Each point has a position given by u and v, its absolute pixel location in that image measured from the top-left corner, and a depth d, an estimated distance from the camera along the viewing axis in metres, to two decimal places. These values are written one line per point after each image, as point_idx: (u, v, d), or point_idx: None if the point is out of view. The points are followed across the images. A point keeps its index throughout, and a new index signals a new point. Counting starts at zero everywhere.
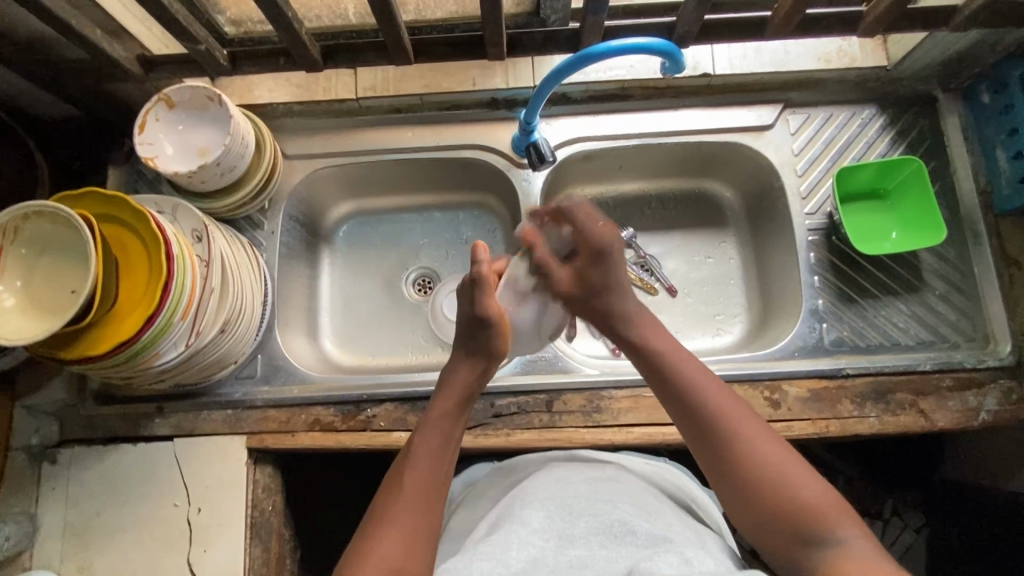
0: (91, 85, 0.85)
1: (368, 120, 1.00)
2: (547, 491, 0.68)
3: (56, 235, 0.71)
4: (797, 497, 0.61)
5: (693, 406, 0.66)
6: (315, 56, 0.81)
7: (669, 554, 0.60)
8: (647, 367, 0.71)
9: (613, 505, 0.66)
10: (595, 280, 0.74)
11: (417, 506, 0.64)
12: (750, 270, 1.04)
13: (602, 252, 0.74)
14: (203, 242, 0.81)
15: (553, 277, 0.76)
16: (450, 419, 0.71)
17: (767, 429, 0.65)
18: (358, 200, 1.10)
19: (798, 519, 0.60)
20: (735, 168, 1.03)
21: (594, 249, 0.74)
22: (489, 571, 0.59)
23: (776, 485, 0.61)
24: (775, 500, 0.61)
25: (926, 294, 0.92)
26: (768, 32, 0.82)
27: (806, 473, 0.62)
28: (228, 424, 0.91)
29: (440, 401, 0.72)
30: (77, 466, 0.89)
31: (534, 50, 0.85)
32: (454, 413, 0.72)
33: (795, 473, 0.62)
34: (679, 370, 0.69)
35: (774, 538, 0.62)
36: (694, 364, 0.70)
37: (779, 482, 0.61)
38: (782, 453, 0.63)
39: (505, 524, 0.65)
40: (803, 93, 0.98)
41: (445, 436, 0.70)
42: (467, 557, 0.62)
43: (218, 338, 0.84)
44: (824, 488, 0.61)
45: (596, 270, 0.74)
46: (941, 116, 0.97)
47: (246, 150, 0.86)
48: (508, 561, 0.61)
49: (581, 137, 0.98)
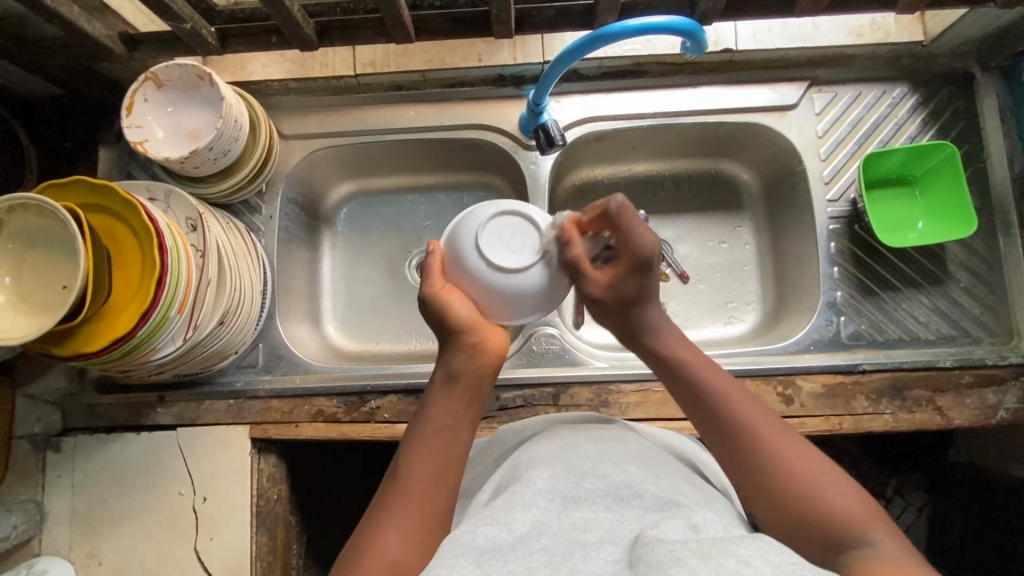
0: (75, 63, 0.81)
1: (367, 97, 0.95)
2: (554, 453, 0.62)
3: (43, 228, 0.68)
4: (829, 505, 0.55)
5: (715, 413, 0.62)
6: (309, 35, 0.76)
7: (676, 519, 0.53)
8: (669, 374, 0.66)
9: (620, 467, 0.59)
10: (630, 291, 0.67)
11: (418, 498, 0.58)
12: (766, 256, 1.00)
13: (645, 265, 0.67)
14: (198, 231, 0.78)
15: (586, 278, 0.67)
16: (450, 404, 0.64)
17: (797, 435, 0.60)
18: (359, 180, 1.06)
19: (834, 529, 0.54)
20: (754, 149, 0.98)
21: (637, 261, 0.66)
22: (493, 536, 0.52)
23: (809, 496, 0.56)
24: (808, 510, 0.55)
25: (950, 287, 0.88)
26: (797, 8, 0.76)
27: (842, 482, 0.57)
28: (230, 414, 0.90)
29: (437, 391, 0.65)
30: (80, 455, 0.89)
31: (543, 28, 0.79)
32: (454, 397, 0.65)
33: (828, 478, 0.57)
34: (692, 366, 0.65)
35: (800, 547, 0.55)
36: (715, 371, 0.65)
37: (810, 489, 0.56)
38: (813, 460, 0.58)
39: (511, 487, 0.58)
40: (830, 70, 0.92)
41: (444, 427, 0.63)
42: (471, 522, 0.55)
43: (217, 330, 0.82)
44: (855, 493, 0.56)
45: (634, 280, 0.67)
46: (977, 96, 0.91)
47: (240, 132, 0.82)
48: (512, 525, 0.53)
49: (592, 116, 0.93)
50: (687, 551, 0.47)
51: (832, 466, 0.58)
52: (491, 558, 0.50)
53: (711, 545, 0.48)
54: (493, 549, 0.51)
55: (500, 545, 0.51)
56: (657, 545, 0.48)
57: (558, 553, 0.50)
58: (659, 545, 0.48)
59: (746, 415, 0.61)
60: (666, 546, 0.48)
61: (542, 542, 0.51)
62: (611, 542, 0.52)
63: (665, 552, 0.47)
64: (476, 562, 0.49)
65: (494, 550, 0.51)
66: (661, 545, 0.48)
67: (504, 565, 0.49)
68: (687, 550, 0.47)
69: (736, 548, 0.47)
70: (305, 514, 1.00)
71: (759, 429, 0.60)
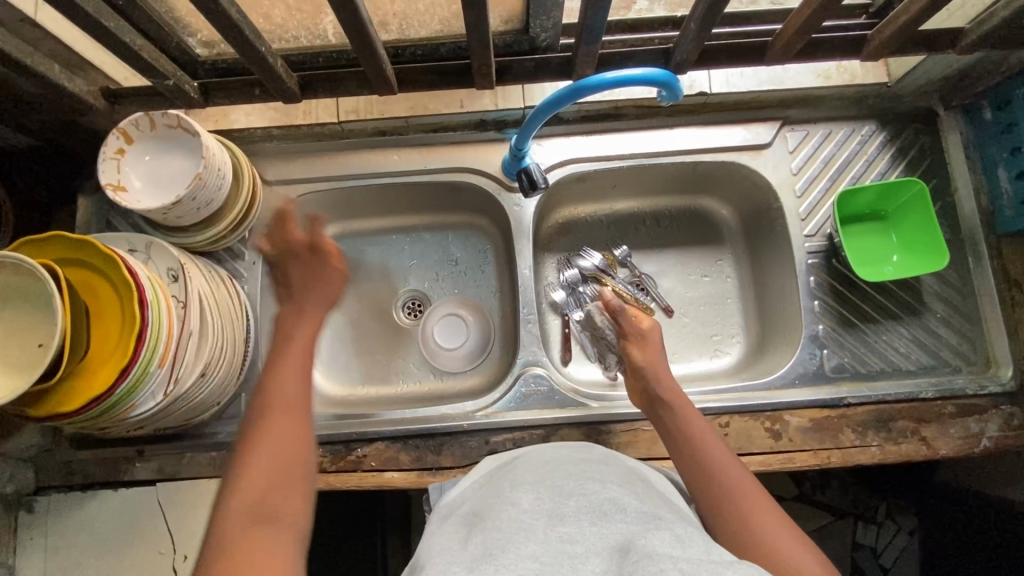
0: (52, 117, 0.80)
1: (351, 143, 0.96)
2: (538, 477, 0.62)
3: (19, 286, 0.67)
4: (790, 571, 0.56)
5: (702, 466, 0.68)
6: (292, 87, 0.77)
7: (661, 532, 0.52)
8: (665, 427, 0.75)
9: (603, 486, 0.59)
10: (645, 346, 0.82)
11: (285, 420, 0.64)
12: (747, 288, 1.02)
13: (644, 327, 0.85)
14: (180, 282, 0.77)
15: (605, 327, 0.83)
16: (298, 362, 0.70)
17: (772, 505, 0.63)
18: (344, 222, 1.06)
19: None
20: (731, 186, 1.00)
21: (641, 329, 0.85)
22: (485, 543, 0.52)
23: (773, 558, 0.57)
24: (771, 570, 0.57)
25: (927, 318, 0.90)
26: (769, 57, 0.78)
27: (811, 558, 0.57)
28: (213, 467, 0.88)
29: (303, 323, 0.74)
30: (56, 514, 0.85)
31: (524, 78, 0.81)
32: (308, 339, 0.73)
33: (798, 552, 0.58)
34: (687, 427, 0.73)
35: None
36: (707, 435, 0.72)
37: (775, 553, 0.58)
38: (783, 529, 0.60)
39: (494, 510, 0.58)
40: (801, 110, 0.95)
41: (306, 354, 0.71)
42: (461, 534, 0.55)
43: (198, 383, 0.80)
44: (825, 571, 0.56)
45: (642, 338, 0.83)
46: (942, 131, 0.94)
47: (222, 181, 0.81)
48: (498, 532, 0.53)
49: (574, 157, 0.94)
50: (678, 571, 0.46)
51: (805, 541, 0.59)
52: (483, 564, 0.49)
53: (702, 565, 0.47)
54: (482, 556, 0.50)
55: (486, 551, 0.51)
56: (648, 563, 0.47)
57: (547, 563, 0.49)
58: (650, 563, 0.47)
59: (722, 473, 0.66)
60: (657, 564, 0.46)
61: (532, 550, 0.50)
62: (597, 555, 0.50)
63: (656, 571, 0.46)
64: (468, 567, 0.50)
65: (486, 556, 0.50)
66: (652, 562, 0.47)
67: (496, 569, 0.48)
68: (677, 569, 0.46)
69: (725, 570, 0.46)
70: None
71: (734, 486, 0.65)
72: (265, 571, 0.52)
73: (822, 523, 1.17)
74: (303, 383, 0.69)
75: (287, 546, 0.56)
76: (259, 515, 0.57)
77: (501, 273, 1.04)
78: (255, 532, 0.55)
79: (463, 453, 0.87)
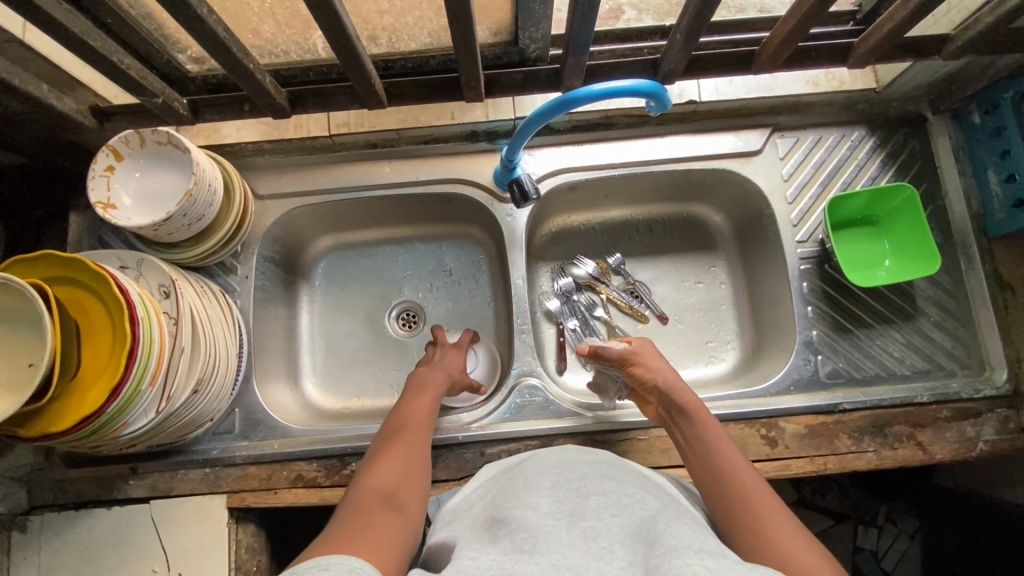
0: (41, 136, 0.80)
1: (343, 156, 0.96)
2: (552, 479, 0.62)
3: (8, 306, 0.66)
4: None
5: (722, 476, 0.67)
6: (282, 102, 0.77)
7: (685, 526, 0.52)
8: (687, 443, 0.74)
9: (620, 487, 0.59)
10: (645, 358, 0.83)
11: (411, 442, 0.73)
12: (742, 295, 1.02)
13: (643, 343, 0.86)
14: (171, 298, 0.77)
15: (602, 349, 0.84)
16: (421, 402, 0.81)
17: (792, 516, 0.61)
18: (337, 233, 1.06)
19: None
20: (723, 193, 1.00)
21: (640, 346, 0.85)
22: (518, 539, 0.52)
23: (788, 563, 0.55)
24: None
25: (920, 322, 0.90)
26: (756, 66, 0.79)
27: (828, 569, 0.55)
28: (207, 483, 0.87)
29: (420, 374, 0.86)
30: (49, 534, 0.85)
31: (512, 90, 0.81)
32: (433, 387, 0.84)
33: (816, 562, 0.55)
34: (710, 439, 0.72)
35: None
36: (731, 449, 0.70)
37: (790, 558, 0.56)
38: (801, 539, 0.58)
39: (514, 508, 0.57)
40: (791, 116, 0.95)
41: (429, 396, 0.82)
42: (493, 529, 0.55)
43: (191, 399, 0.80)
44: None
45: (643, 353, 0.83)
46: (931, 136, 0.95)
47: (213, 196, 0.81)
48: (524, 531, 0.53)
49: (565, 167, 0.95)
50: (703, 566, 0.45)
51: (823, 554, 0.57)
52: (514, 560, 0.49)
53: (727, 564, 0.47)
54: (510, 555, 0.50)
55: (513, 550, 0.51)
56: (673, 556, 0.47)
57: (575, 560, 0.49)
58: (675, 557, 0.47)
59: (741, 483, 0.65)
60: (682, 558, 0.46)
61: (558, 547, 0.50)
62: (621, 551, 0.50)
63: (681, 565, 0.45)
64: (500, 562, 0.49)
65: (517, 553, 0.50)
66: (676, 556, 0.47)
67: (527, 564, 0.48)
68: (703, 565, 0.46)
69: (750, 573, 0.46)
70: None
71: (752, 495, 0.63)
72: (388, 539, 0.56)
73: (824, 528, 1.16)
74: (428, 414, 0.79)
75: (402, 525, 0.60)
76: (381, 498, 0.63)
77: (495, 282, 1.04)
78: (379, 511, 0.61)
79: (459, 465, 0.86)
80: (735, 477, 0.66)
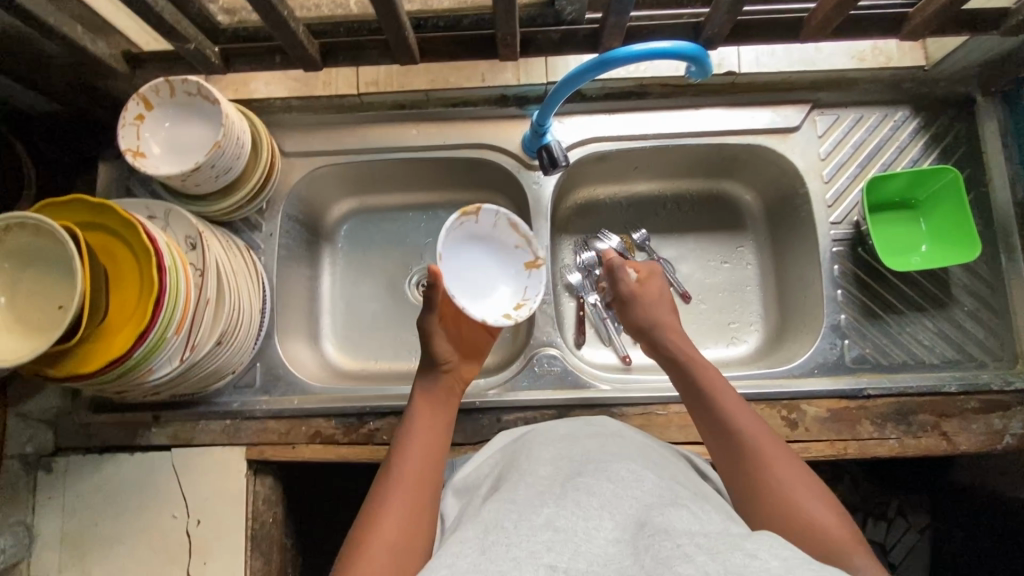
0: (74, 81, 0.80)
1: (371, 117, 0.95)
2: (558, 451, 0.62)
3: (39, 248, 0.67)
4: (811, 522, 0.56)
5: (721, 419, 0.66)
6: (314, 55, 0.76)
7: (679, 509, 0.52)
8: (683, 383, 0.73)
9: (622, 459, 0.58)
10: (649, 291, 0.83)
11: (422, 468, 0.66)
12: (768, 276, 1.00)
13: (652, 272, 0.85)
14: (198, 250, 0.77)
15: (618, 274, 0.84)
16: (430, 416, 0.72)
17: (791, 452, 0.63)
18: (361, 196, 1.05)
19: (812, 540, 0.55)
20: (756, 170, 0.98)
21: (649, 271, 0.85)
22: (502, 516, 0.52)
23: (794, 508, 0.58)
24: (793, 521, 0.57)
25: (953, 310, 0.88)
26: (803, 34, 0.76)
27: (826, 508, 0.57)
28: (226, 435, 0.88)
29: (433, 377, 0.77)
30: (73, 475, 0.87)
31: (548, 51, 0.80)
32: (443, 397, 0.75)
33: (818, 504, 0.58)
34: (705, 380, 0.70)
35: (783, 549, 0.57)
36: (725, 388, 0.69)
37: (795, 503, 0.58)
38: (802, 480, 0.60)
39: (513, 479, 0.58)
40: (833, 93, 0.92)
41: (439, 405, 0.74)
42: (501, 499, 0.55)
43: (215, 350, 0.80)
44: (840, 519, 0.57)
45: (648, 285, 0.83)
46: (978, 120, 0.91)
47: (241, 150, 0.81)
48: (521, 502, 0.53)
49: (596, 136, 0.93)
50: (694, 546, 0.46)
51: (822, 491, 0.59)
52: (495, 543, 0.49)
53: (720, 539, 0.47)
54: (495, 529, 0.50)
55: (521, 518, 0.51)
56: (663, 537, 0.47)
57: (562, 529, 0.49)
58: (665, 538, 0.47)
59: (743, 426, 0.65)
60: (673, 539, 0.47)
61: (548, 517, 0.50)
62: (611, 517, 0.50)
63: (672, 546, 0.46)
64: (479, 549, 0.49)
65: (498, 529, 0.50)
66: (667, 538, 0.47)
67: (508, 550, 0.48)
68: (694, 544, 0.46)
69: (744, 542, 0.46)
70: (297, 534, 0.98)
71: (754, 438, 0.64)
72: None
73: None
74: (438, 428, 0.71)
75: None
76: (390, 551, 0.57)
77: None
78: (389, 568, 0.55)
79: (475, 430, 0.87)
80: (737, 429, 0.65)
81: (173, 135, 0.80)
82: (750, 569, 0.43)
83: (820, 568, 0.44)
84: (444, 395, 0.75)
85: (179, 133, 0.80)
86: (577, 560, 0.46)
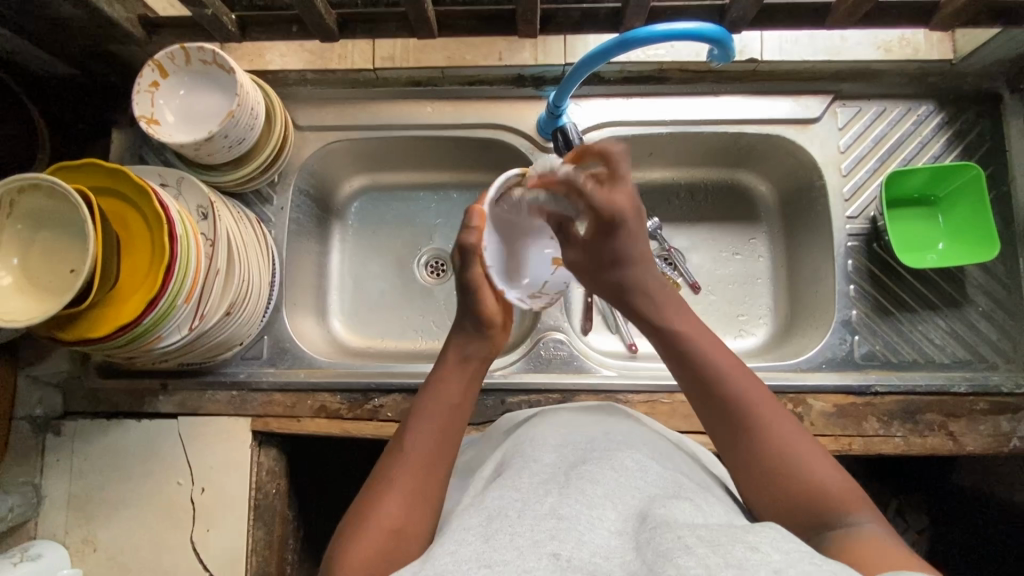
0: (92, 44, 0.80)
1: (386, 93, 0.94)
2: (564, 438, 0.61)
3: (54, 211, 0.67)
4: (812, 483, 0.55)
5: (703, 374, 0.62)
6: (331, 26, 0.75)
7: (681, 501, 0.52)
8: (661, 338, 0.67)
9: (628, 449, 0.58)
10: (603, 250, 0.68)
11: (429, 452, 0.61)
12: (780, 270, 0.99)
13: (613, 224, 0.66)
14: (209, 220, 0.77)
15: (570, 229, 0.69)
16: (454, 384, 0.67)
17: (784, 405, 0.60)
18: (372, 173, 1.05)
19: (817, 502, 0.55)
20: (773, 161, 0.96)
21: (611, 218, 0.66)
22: (506, 502, 0.52)
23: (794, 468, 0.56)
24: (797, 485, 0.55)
25: (967, 310, 0.87)
26: (830, 20, 0.74)
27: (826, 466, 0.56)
28: (232, 405, 0.89)
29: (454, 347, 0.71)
30: (81, 439, 0.88)
31: (568, 28, 0.78)
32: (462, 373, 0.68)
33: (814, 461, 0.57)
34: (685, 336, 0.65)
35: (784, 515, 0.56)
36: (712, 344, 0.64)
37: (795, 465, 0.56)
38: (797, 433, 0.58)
39: (517, 463, 0.58)
40: (857, 84, 0.90)
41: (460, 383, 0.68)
42: (501, 485, 0.55)
43: (223, 320, 0.81)
44: (839, 475, 0.56)
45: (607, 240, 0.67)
46: (1004, 118, 0.89)
47: (255, 121, 0.80)
48: (524, 490, 0.53)
49: (612, 120, 0.91)
50: (696, 538, 0.46)
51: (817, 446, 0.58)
52: (498, 531, 0.49)
53: (721, 531, 0.47)
54: (498, 517, 0.50)
55: (523, 507, 0.50)
56: (665, 530, 0.47)
57: (565, 518, 0.48)
58: (667, 531, 0.47)
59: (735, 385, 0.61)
60: (675, 531, 0.46)
61: (552, 505, 0.50)
62: (616, 511, 0.50)
63: (674, 539, 0.46)
64: (483, 536, 0.48)
65: (502, 515, 0.50)
66: (669, 530, 0.47)
67: (511, 540, 0.47)
68: (695, 535, 0.46)
69: (746, 535, 0.46)
70: (298, 507, 0.99)
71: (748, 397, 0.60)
72: None
73: None
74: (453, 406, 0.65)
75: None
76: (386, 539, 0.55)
77: None
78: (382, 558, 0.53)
79: (479, 411, 0.87)
80: (722, 388, 0.61)
81: (188, 103, 0.80)
82: (750, 563, 0.43)
83: (824, 563, 0.43)
84: (471, 361, 0.70)
85: (193, 100, 0.80)
86: (579, 549, 0.46)
